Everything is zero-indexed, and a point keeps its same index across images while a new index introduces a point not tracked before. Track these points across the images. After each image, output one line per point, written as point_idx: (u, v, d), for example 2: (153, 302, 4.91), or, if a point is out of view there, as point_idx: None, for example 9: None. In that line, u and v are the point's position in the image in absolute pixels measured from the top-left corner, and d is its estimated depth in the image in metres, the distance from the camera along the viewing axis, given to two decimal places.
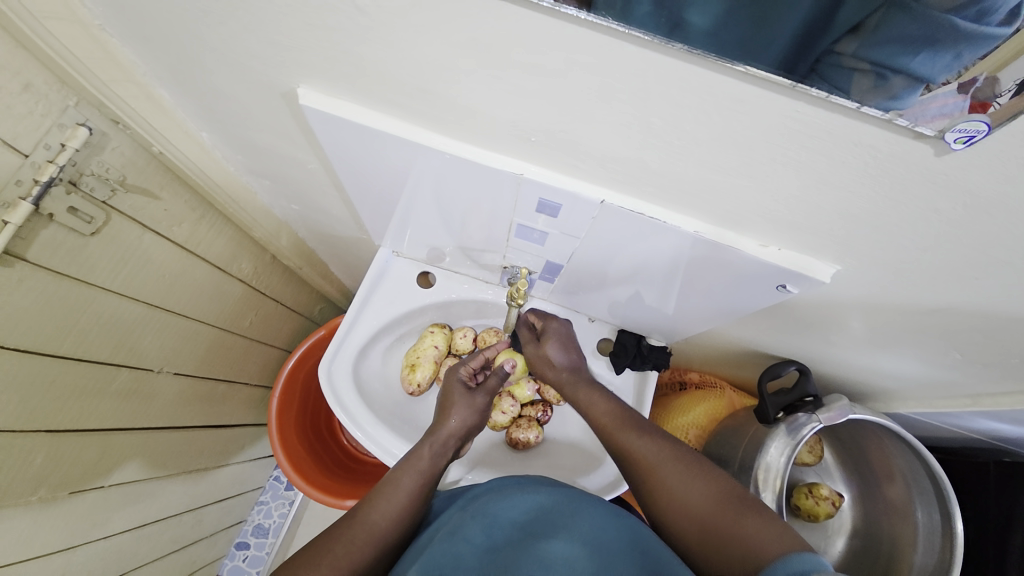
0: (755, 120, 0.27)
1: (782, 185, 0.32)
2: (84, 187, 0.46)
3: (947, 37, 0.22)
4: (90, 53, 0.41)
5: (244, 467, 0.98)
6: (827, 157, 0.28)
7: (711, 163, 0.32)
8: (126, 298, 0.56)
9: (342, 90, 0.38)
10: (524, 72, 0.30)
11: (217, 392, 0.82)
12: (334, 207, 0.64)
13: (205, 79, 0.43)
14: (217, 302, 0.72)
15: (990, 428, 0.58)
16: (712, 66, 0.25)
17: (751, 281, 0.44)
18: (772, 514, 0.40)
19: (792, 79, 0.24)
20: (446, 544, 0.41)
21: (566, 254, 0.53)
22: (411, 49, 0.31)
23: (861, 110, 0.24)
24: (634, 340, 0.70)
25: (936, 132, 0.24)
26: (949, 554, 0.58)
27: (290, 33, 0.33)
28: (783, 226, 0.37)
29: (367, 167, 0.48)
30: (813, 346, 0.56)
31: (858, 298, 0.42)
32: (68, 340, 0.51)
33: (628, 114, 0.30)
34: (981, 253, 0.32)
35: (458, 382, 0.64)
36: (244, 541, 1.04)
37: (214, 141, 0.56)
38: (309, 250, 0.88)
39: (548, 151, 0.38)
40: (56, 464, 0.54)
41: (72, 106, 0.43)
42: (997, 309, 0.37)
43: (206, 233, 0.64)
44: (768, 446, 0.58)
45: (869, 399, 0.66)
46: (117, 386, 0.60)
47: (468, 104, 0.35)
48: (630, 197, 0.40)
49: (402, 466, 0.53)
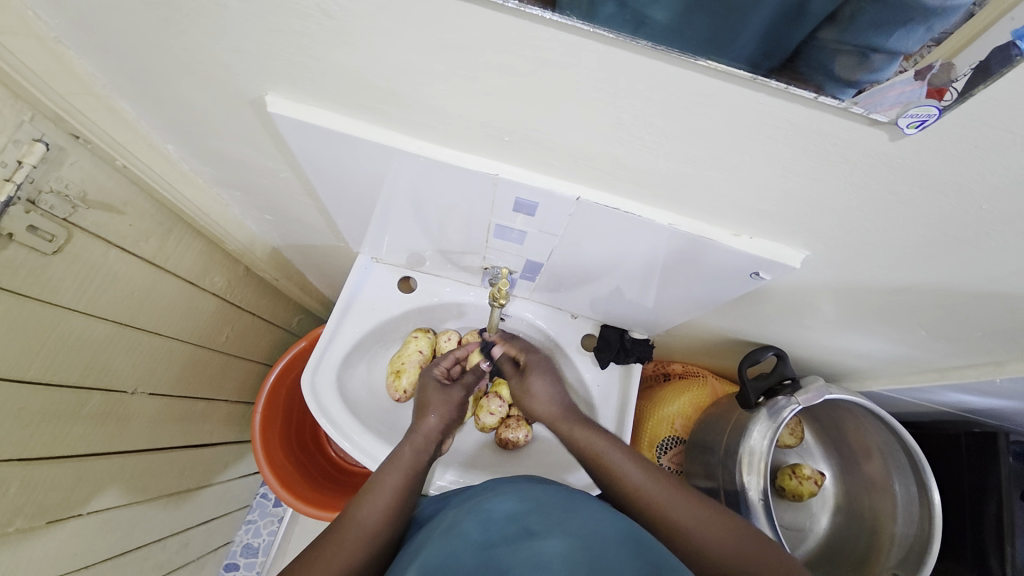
0: (721, 113, 0.28)
1: (749, 175, 0.33)
2: (42, 206, 0.44)
3: (918, 15, 0.22)
4: (47, 67, 0.39)
5: (228, 486, 0.96)
6: (790, 145, 0.29)
7: (681, 155, 0.33)
8: (95, 318, 0.54)
9: (311, 96, 0.38)
10: (495, 72, 0.30)
11: (196, 410, 0.80)
12: (308, 215, 0.63)
13: (169, 90, 0.42)
14: (191, 317, 0.70)
15: (959, 400, 0.61)
16: (676, 60, 0.25)
17: (727, 270, 0.45)
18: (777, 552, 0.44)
19: (752, 71, 0.25)
20: (442, 541, 0.41)
21: (545, 252, 0.54)
22: (381, 52, 0.31)
23: (818, 99, 0.25)
24: (617, 335, 0.72)
25: (890, 118, 0.25)
26: (927, 522, 0.60)
27: (256, 41, 0.32)
28: (752, 215, 0.38)
29: (341, 173, 0.47)
30: (789, 331, 0.58)
31: (828, 281, 0.44)
32: (36, 363, 0.49)
33: (599, 112, 0.31)
34: (938, 231, 0.33)
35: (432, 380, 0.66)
36: (233, 562, 1.01)
37: (182, 153, 0.54)
38: (286, 261, 0.86)
39: (521, 150, 0.38)
40: (29, 494, 0.52)
41: (27, 122, 0.41)
42: (956, 284, 0.38)
43: (175, 247, 0.63)
44: (751, 430, 0.60)
45: (843, 379, 0.68)
46: (90, 409, 0.58)
47: (441, 107, 0.35)
48: (604, 193, 0.41)
49: (388, 465, 0.54)
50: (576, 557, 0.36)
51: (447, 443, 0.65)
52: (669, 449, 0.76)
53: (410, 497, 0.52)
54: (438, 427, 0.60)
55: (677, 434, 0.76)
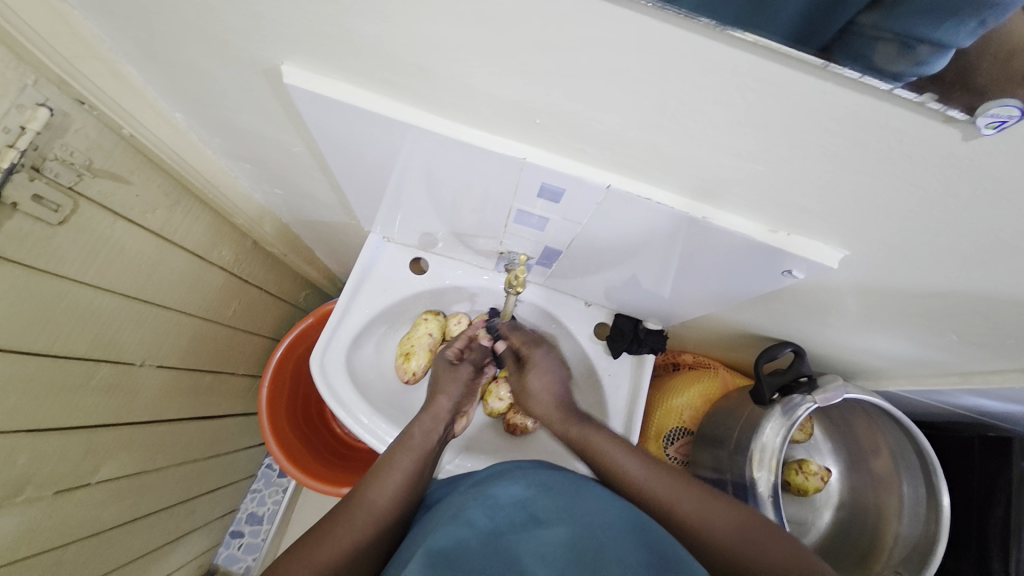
0: (779, 102, 0.26)
1: (797, 169, 0.31)
2: (47, 173, 0.42)
3: (967, 7, 0.21)
4: (49, 26, 0.37)
5: (235, 456, 0.97)
6: (848, 140, 0.27)
7: (726, 146, 0.31)
8: (102, 291, 0.53)
9: (330, 67, 0.36)
10: (534, 49, 0.28)
11: (203, 383, 0.80)
12: (321, 192, 0.61)
13: (178, 55, 0.39)
14: (198, 291, 0.69)
15: (977, 404, 0.60)
16: (715, 35, 0.23)
17: (756, 266, 0.44)
18: (792, 544, 0.42)
19: (818, 55, 0.23)
20: (451, 526, 0.40)
21: (565, 239, 0.52)
22: (412, 25, 0.28)
23: (895, 91, 0.23)
24: (631, 325, 0.70)
25: (967, 117, 0.23)
26: (933, 524, 0.60)
27: (274, 5, 0.30)
28: (791, 210, 0.36)
29: (354, 146, 0.45)
30: (810, 329, 0.56)
31: (861, 282, 0.42)
32: (44, 334, 0.48)
33: (642, 95, 0.29)
34: (992, 237, 0.31)
35: (444, 359, 0.67)
36: (238, 529, 1.03)
37: (190, 122, 0.52)
38: (294, 236, 0.84)
39: (554, 134, 0.36)
40: (39, 463, 0.53)
41: (30, 85, 0.39)
42: (999, 292, 0.37)
43: (182, 220, 0.61)
44: (764, 426, 0.59)
45: (858, 377, 0.68)
46: (98, 381, 0.57)
47: (471, 84, 0.33)
48: (636, 181, 0.39)
49: (397, 445, 0.53)
50: (582, 552, 0.36)
51: (460, 423, 0.65)
52: (677, 439, 0.76)
53: (421, 477, 0.51)
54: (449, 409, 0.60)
55: (685, 426, 0.76)
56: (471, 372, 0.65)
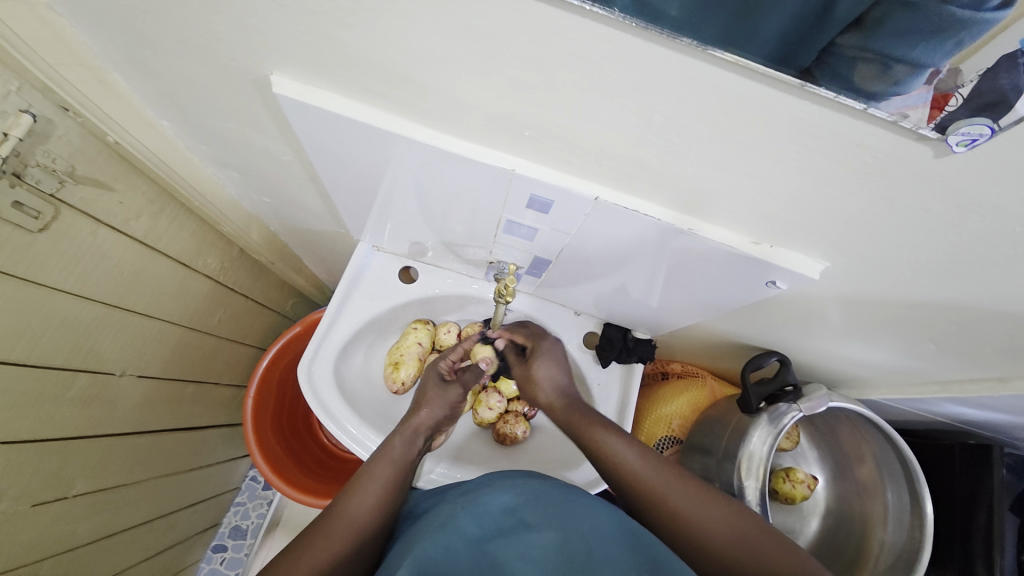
0: (760, 118, 0.27)
1: (776, 183, 0.32)
2: (28, 180, 0.42)
3: (948, 27, 0.20)
4: (36, 35, 0.37)
5: (218, 468, 0.95)
6: (826, 155, 0.28)
7: (709, 160, 0.31)
8: (82, 299, 0.52)
9: (320, 78, 0.36)
10: (520, 63, 0.28)
11: (186, 393, 0.78)
12: (309, 200, 0.61)
13: (166, 64, 0.39)
14: (183, 300, 0.68)
15: (957, 412, 0.61)
16: (697, 54, 0.24)
17: (741, 277, 0.45)
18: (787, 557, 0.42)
19: (796, 75, 0.23)
20: (437, 536, 0.39)
21: (555, 250, 0.52)
22: (402, 37, 0.29)
23: (868, 111, 0.24)
24: (620, 334, 0.71)
25: (938, 136, 0.24)
26: (917, 531, 0.61)
27: (265, 17, 0.30)
28: (773, 223, 0.37)
29: (344, 156, 0.45)
30: (794, 338, 0.57)
31: (843, 293, 0.43)
32: (19, 345, 0.47)
33: (627, 109, 0.29)
34: (966, 250, 0.32)
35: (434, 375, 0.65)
36: (221, 543, 1.01)
37: (178, 131, 0.52)
38: (281, 245, 0.84)
39: (542, 147, 0.36)
40: (11, 477, 0.51)
41: (13, 92, 0.38)
42: (974, 303, 0.38)
43: (167, 227, 0.60)
44: (751, 435, 0.60)
45: (842, 386, 0.69)
46: (75, 392, 0.56)
47: (458, 96, 0.33)
48: (623, 193, 0.39)
49: (377, 457, 0.52)
50: (572, 556, 0.37)
51: (438, 439, 0.65)
52: (666, 448, 0.76)
53: (400, 488, 0.51)
54: (429, 424, 0.59)
55: (674, 435, 0.76)
56: (459, 395, 0.64)
